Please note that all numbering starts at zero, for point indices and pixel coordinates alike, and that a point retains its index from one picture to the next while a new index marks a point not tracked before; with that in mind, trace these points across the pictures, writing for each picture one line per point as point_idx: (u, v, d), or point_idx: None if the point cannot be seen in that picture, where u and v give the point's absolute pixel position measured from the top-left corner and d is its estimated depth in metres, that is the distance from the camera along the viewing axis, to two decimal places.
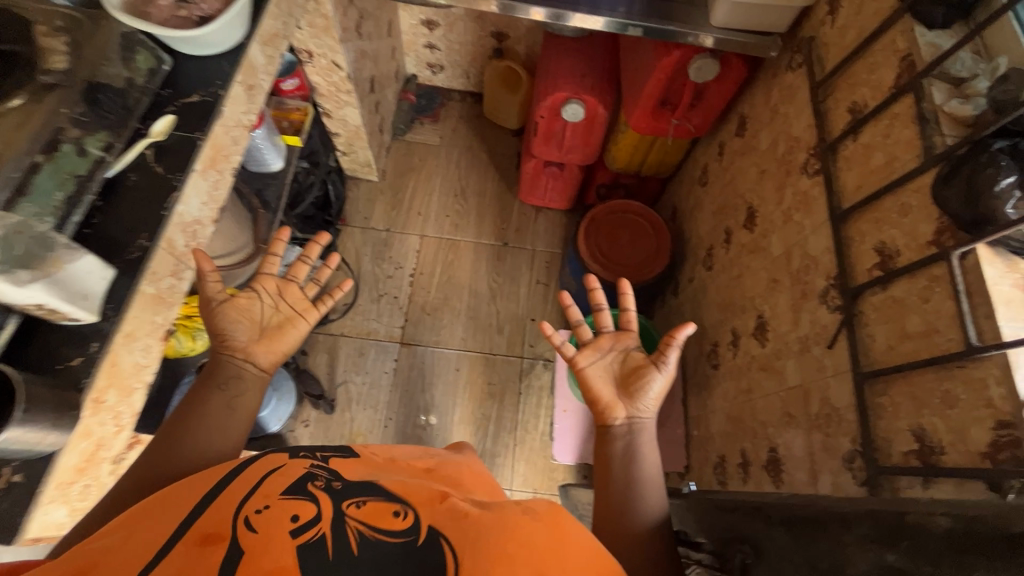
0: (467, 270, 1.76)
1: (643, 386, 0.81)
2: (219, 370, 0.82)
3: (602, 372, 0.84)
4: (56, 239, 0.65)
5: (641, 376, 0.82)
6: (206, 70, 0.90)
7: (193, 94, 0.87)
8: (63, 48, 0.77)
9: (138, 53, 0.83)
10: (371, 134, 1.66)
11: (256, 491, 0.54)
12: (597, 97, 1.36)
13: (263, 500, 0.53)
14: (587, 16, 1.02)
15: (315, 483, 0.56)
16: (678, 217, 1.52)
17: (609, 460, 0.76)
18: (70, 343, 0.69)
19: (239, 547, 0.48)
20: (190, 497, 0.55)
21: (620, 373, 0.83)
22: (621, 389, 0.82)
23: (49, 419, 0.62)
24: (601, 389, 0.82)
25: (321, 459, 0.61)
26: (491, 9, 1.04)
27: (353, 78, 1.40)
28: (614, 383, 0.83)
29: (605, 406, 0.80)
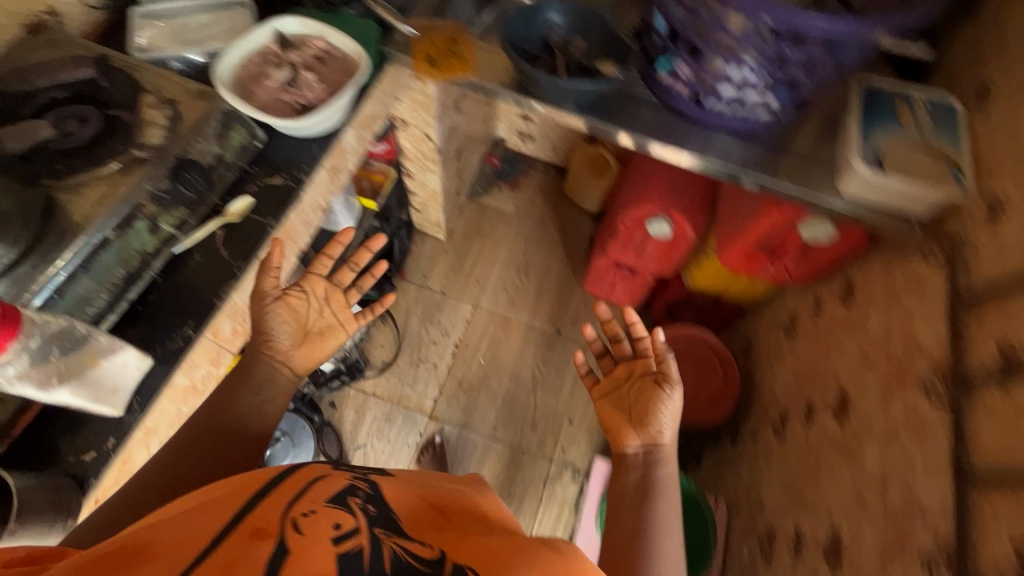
0: (513, 352, 1.68)
1: (653, 407, 0.78)
2: (251, 369, 0.72)
3: (615, 395, 0.83)
4: (95, 336, 0.61)
5: (652, 392, 0.79)
6: (295, 151, 0.88)
7: (277, 175, 0.85)
8: (162, 122, 0.77)
9: (234, 129, 0.83)
10: (447, 198, 1.64)
11: (300, 495, 0.50)
12: (689, 218, 1.27)
13: (307, 504, 0.49)
14: (679, 152, 0.94)
15: (355, 496, 0.52)
16: (751, 356, 1.38)
17: (627, 488, 0.72)
18: (88, 434, 0.65)
19: (284, 548, 0.44)
20: (235, 493, 0.51)
21: (632, 392, 0.81)
22: (630, 409, 0.79)
23: (41, 529, 0.58)
24: (615, 417, 0.80)
25: (361, 471, 0.56)
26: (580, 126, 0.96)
27: (442, 150, 1.38)
28: (626, 407, 0.80)
29: (621, 421, 0.79)
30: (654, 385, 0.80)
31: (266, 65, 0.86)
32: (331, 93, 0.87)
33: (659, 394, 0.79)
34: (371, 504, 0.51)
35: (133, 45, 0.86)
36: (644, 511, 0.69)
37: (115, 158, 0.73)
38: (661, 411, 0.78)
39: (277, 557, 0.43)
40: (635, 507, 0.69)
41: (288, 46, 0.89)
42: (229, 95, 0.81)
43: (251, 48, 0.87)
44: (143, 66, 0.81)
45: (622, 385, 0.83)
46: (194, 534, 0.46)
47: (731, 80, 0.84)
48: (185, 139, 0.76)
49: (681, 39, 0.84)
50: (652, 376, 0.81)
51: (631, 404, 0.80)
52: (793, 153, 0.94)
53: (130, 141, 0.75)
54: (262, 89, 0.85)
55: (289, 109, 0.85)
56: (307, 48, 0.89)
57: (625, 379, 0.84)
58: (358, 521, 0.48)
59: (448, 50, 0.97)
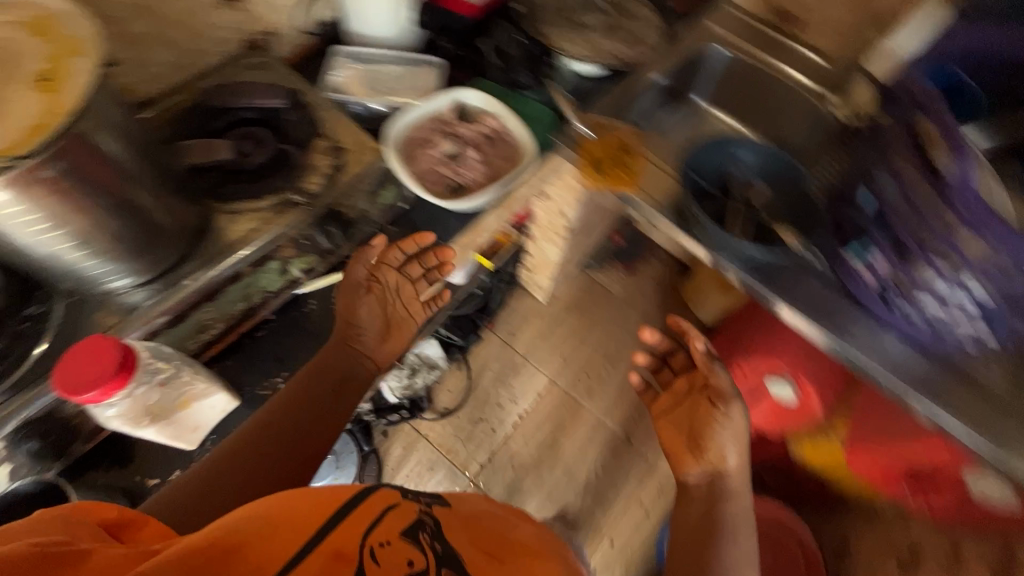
0: (575, 445, 1.58)
1: (717, 431, 0.77)
2: (339, 366, 0.72)
3: (680, 417, 0.84)
4: (193, 377, 0.61)
5: (713, 412, 0.79)
6: (435, 221, 0.86)
7: (410, 242, 0.84)
8: (325, 167, 0.78)
9: (387, 188, 0.83)
10: (561, 268, 1.58)
11: (374, 524, 0.48)
12: (820, 392, 1.12)
13: (383, 535, 0.47)
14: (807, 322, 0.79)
15: (422, 533, 0.50)
16: (841, 559, 1.18)
17: (694, 510, 0.75)
18: (161, 458, 0.66)
19: None
20: (309, 506, 0.47)
21: (697, 410, 0.81)
22: (698, 429, 0.79)
23: None
24: (680, 440, 0.81)
25: (425, 504, 0.55)
26: (692, 247, 0.84)
27: (572, 229, 1.33)
28: (695, 429, 0.80)
29: (686, 441, 0.80)
30: (717, 408, 0.79)
31: (435, 134, 0.86)
32: (488, 178, 0.85)
33: (719, 420, 0.78)
34: (438, 543, 0.49)
35: (327, 79, 0.89)
36: (714, 530, 0.71)
37: (274, 194, 0.75)
38: (729, 434, 0.77)
39: None
40: (708, 525, 0.72)
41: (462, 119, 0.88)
42: (390, 156, 0.81)
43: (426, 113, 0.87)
44: (328, 107, 0.83)
45: (688, 407, 0.84)
46: (283, 547, 0.43)
47: (938, 297, 0.70)
48: (340, 192, 0.77)
49: (889, 229, 0.73)
50: (719, 395, 0.80)
51: (699, 426, 0.80)
52: (987, 394, 0.75)
53: (293, 181, 0.76)
54: (423, 156, 0.84)
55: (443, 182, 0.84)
56: (479, 125, 0.87)
57: (691, 402, 0.83)
58: (426, 560, 0.47)
59: (617, 158, 0.90)
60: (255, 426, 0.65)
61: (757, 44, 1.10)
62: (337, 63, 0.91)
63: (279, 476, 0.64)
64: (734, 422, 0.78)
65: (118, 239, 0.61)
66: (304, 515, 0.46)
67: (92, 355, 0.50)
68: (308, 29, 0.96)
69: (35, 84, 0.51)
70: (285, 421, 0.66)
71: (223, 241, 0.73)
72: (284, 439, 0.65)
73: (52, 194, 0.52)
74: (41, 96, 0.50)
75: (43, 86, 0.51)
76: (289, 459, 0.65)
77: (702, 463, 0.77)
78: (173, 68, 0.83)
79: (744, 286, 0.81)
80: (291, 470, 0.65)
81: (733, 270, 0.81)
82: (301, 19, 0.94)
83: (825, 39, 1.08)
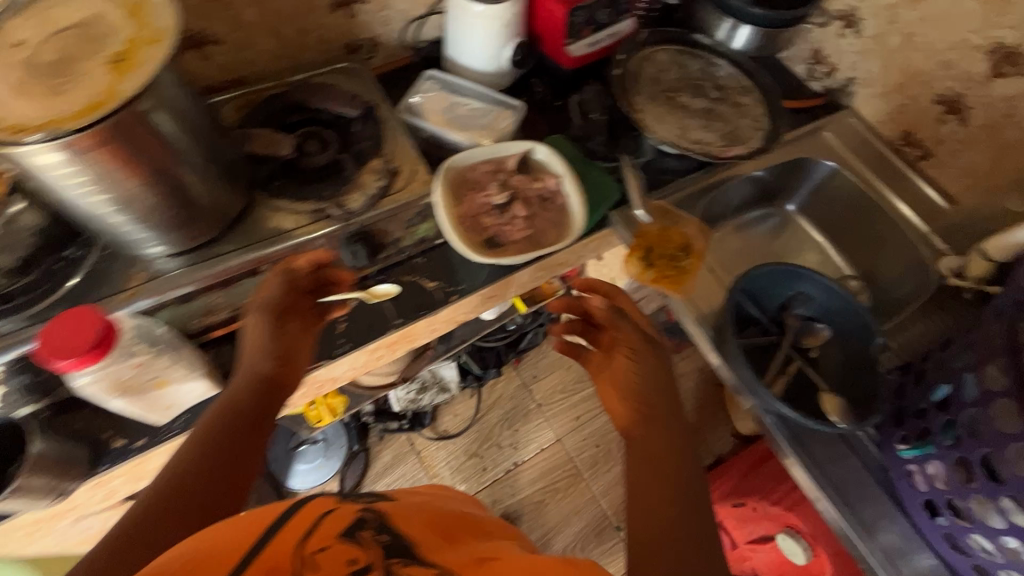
0: (562, 514, 1.50)
1: (658, 391, 0.65)
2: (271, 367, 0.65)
3: (624, 381, 0.68)
4: (180, 361, 0.64)
5: (658, 370, 0.67)
6: (465, 266, 0.84)
7: (432, 279, 0.82)
8: (370, 188, 0.77)
9: (426, 222, 0.81)
10: None
11: (308, 527, 0.44)
12: (833, 564, 1.00)
13: (316, 540, 0.43)
14: (826, 503, 0.69)
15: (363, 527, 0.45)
16: None
17: (644, 431, 0.62)
18: (134, 423, 0.69)
19: None
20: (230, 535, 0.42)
21: (635, 369, 0.68)
22: (654, 392, 0.66)
23: (34, 498, 0.60)
24: (626, 410, 0.65)
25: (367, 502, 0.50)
26: (718, 364, 0.76)
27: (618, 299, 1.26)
28: (644, 391, 0.65)
29: (642, 402, 0.64)
30: (649, 361, 0.68)
31: (493, 180, 0.82)
32: (527, 240, 0.81)
33: (632, 345, 0.70)
34: (385, 532, 0.46)
35: (406, 100, 0.89)
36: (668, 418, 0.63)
37: (316, 201, 0.76)
38: (632, 354, 0.69)
39: None
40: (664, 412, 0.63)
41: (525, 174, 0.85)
42: (438, 190, 0.78)
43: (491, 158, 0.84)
44: (396, 128, 0.83)
45: (609, 355, 0.73)
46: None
47: (1000, 547, 0.57)
48: (376, 216, 0.76)
49: (957, 451, 0.59)
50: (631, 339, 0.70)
51: (645, 391, 0.66)
52: None
53: (337, 194, 0.77)
54: (471, 198, 0.80)
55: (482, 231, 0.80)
56: (537, 183, 0.83)
57: (609, 365, 0.71)
58: (373, 554, 0.43)
59: (673, 256, 0.85)
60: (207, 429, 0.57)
61: (872, 168, 0.98)
62: (421, 86, 0.91)
63: (238, 465, 0.56)
64: (631, 357, 0.69)
65: (152, 213, 0.64)
66: (242, 538, 0.42)
67: (74, 324, 0.52)
68: (407, 44, 0.97)
69: (109, 64, 0.54)
70: (242, 413, 0.60)
71: (253, 233, 0.74)
72: (239, 428, 0.58)
73: (96, 166, 0.54)
74: (111, 76, 0.53)
75: (116, 67, 0.54)
76: (243, 449, 0.57)
77: (649, 408, 0.63)
78: (270, 58, 0.87)
79: (764, 425, 0.73)
80: (250, 458, 0.57)
81: (757, 406, 0.72)
82: (404, 35, 0.95)
83: (953, 182, 0.94)
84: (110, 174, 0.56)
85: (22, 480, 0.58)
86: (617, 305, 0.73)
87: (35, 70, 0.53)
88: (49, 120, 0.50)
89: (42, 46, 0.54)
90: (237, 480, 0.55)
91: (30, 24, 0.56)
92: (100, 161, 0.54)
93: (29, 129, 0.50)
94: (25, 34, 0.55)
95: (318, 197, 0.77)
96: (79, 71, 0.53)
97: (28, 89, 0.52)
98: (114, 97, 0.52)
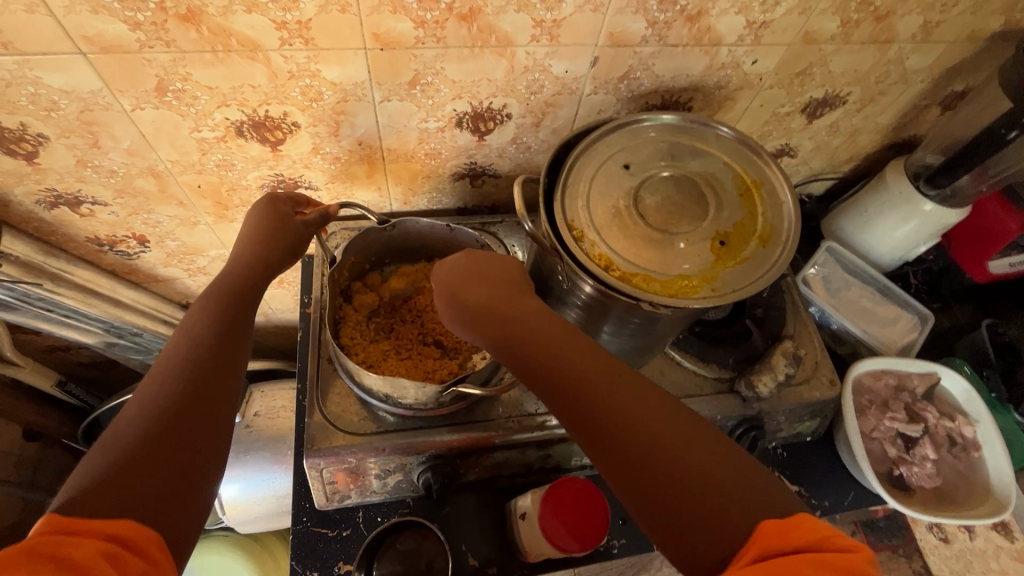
0: None
1: (610, 392, 0.40)
2: (230, 287, 0.52)
3: (609, 445, 0.39)
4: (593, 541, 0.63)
5: (592, 350, 0.43)
6: (832, 480, 0.75)
7: (795, 481, 0.74)
8: (781, 373, 0.68)
9: (809, 419, 0.73)
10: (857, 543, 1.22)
11: (184, 415, 0.42)
12: None
13: (208, 431, 0.43)
14: None
15: None
16: None
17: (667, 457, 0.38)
18: (490, 545, 0.65)
19: (193, 423, 0.43)
20: (132, 444, 0.40)
21: (587, 394, 0.40)
22: (495, 316, 0.47)
23: None
24: (610, 422, 0.39)
25: None
26: (374, 428, 0.61)
27: None
28: (598, 414, 0.40)
29: (656, 456, 0.38)
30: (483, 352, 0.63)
31: (260, 232, 0.56)
32: (936, 493, 0.71)
33: (503, 300, 0.48)
34: None
35: (804, 266, 0.84)
36: (511, 302, 0.47)
37: (720, 368, 0.71)
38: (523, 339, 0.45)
39: (202, 430, 0.43)
40: (511, 300, 0.48)
41: (294, 207, 0.61)
42: (845, 398, 0.72)
43: (236, 269, 0.54)
44: (800, 304, 0.78)
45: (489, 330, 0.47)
46: (140, 455, 0.39)
47: None
48: (779, 407, 0.69)
49: None
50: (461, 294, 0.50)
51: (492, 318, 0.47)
52: None
53: (746, 368, 0.71)
54: (873, 418, 0.73)
55: (273, 241, 0.57)
56: (949, 421, 0.73)
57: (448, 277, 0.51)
58: None
59: None
60: (103, 443, 0.40)
61: None
62: (816, 253, 0.85)
63: (194, 471, 0.41)
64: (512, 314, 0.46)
65: (607, 328, 0.57)
66: (128, 468, 0.38)
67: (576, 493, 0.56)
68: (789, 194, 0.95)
69: (712, 241, 0.51)
70: (174, 368, 0.45)
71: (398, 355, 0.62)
72: (183, 411, 0.43)
73: (606, 308, 0.52)
74: (710, 257, 0.50)
75: (714, 245, 0.52)
76: (191, 466, 0.41)
77: (624, 421, 0.39)
78: None
79: None
80: (209, 478, 0.42)
81: None
82: (795, 185, 0.92)
83: None
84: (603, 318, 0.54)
85: (434, 557, 0.59)
86: (471, 284, 0.50)
87: (639, 204, 0.52)
88: (641, 274, 0.49)
89: (646, 186, 0.53)
90: (184, 518, 0.39)
91: (645, 150, 0.55)
92: (601, 308, 0.53)
93: (618, 271, 0.49)
94: (638, 159, 0.54)
95: (722, 363, 0.71)
96: (681, 233, 0.51)
97: (628, 224, 0.51)
98: (707, 285, 0.49)
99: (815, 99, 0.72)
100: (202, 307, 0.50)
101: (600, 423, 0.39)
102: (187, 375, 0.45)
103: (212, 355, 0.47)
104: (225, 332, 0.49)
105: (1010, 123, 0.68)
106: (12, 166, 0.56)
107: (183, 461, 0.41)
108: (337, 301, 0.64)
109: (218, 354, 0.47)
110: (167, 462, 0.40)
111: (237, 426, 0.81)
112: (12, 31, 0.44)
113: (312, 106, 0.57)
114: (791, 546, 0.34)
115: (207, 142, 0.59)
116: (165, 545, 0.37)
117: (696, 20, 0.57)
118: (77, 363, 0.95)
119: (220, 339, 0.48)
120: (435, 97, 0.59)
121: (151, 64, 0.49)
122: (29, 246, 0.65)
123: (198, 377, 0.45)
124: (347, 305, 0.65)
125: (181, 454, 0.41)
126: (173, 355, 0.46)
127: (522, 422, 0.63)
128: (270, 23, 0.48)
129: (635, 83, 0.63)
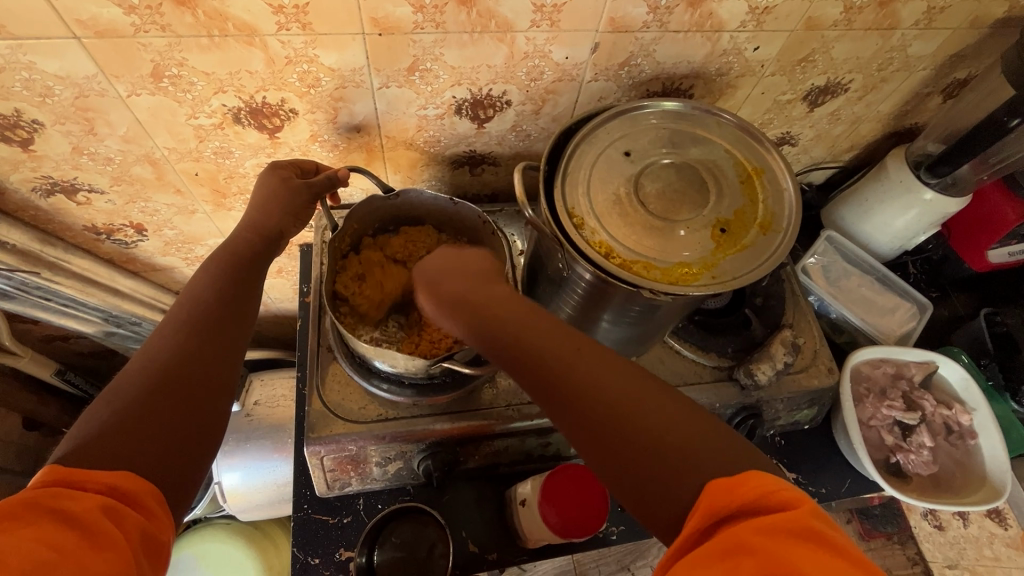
0: None
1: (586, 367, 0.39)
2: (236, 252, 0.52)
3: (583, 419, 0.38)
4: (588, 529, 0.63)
5: (568, 329, 0.42)
6: (828, 468, 0.75)
7: (791, 469, 0.75)
8: (779, 363, 0.68)
9: (805, 409, 0.73)
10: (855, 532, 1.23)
11: (184, 370, 0.42)
12: None
13: (209, 386, 0.43)
14: None
15: None
16: None
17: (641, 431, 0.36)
18: (490, 532, 0.65)
19: (194, 379, 0.43)
20: (131, 397, 0.40)
21: (559, 370, 0.39)
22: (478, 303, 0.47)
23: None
24: (583, 396, 0.38)
25: None
26: (373, 409, 0.62)
27: None
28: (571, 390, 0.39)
29: (622, 430, 0.36)
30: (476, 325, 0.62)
31: (265, 198, 0.56)
32: (932, 480, 0.71)
33: (483, 290, 0.48)
34: None
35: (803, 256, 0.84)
36: (496, 289, 0.47)
37: (719, 356, 0.72)
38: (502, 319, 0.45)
39: (204, 385, 0.43)
40: (494, 289, 0.48)
41: (299, 174, 0.60)
42: (843, 387, 0.72)
43: (242, 232, 0.54)
44: (799, 293, 0.78)
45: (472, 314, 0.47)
46: (137, 408, 0.39)
47: None
48: (777, 396, 0.69)
49: None
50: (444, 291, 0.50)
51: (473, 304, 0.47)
52: None
53: (745, 357, 0.71)
54: (871, 407, 0.73)
55: (277, 204, 0.56)
56: (946, 409, 0.73)
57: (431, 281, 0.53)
58: None
59: None
60: (108, 395, 0.40)
61: None
62: (816, 243, 0.85)
63: (194, 426, 0.41)
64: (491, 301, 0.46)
65: (609, 320, 0.57)
66: (127, 422, 0.38)
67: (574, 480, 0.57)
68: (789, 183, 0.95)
69: (713, 229, 0.51)
70: (178, 328, 0.45)
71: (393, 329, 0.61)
72: (181, 368, 0.42)
73: (608, 298, 0.53)
74: (711, 244, 0.50)
75: (714, 233, 0.51)
76: (190, 421, 0.41)
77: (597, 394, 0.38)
78: None
79: None
80: (209, 434, 0.42)
81: None
82: (796, 174, 0.92)
83: None
84: (601, 303, 0.54)
85: (434, 547, 0.60)
86: (451, 280, 0.51)
87: (640, 192, 0.52)
88: (642, 262, 0.49)
89: (647, 173, 0.53)
90: (183, 474, 0.39)
91: (647, 138, 0.55)
92: (602, 297, 0.53)
93: (619, 258, 0.49)
94: (639, 147, 0.54)
95: (721, 351, 0.72)
96: (682, 220, 0.51)
97: (629, 212, 0.51)
98: (708, 273, 0.49)
99: (816, 86, 0.72)
100: (207, 273, 0.50)
101: (575, 396, 0.38)
102: (184, 338, 0.44)
103: (213, 316, 0.47)
104: (227, 294, 0.49)
105: (1013, 110, 0.67)
106: (7, 153, 0.56)
107: (184, 416, 0.41)
108: (340, 255, 0.65)
109: (220, 315, 0.47)
110: (167, 416, 0.40)
111: (237, 415, 0.81)
112: (4, 14, 0.43)
113: (310, 93, 0.57)
114: (754, 516, 0.32)
115: (204, 129, 0.58)
116: (162, 499, 0.37)
117: (698, 5, 0.56)
118: (76, 352, 0.95)
119: (226, 301, 0.48)
120: (433, 84, 0.59)
121: (146, 49, 0.49)
122: (26, 234, 0.64)
123: (199, 342, 0.45)
124: (350, 260, 0.66)
125: (179, 409, 0.41)
126: (176, 316, 0.46)
127: (520, 411, 0.63)
128: (266, 7, 0.47)
129: (636, 70, 0.63)
